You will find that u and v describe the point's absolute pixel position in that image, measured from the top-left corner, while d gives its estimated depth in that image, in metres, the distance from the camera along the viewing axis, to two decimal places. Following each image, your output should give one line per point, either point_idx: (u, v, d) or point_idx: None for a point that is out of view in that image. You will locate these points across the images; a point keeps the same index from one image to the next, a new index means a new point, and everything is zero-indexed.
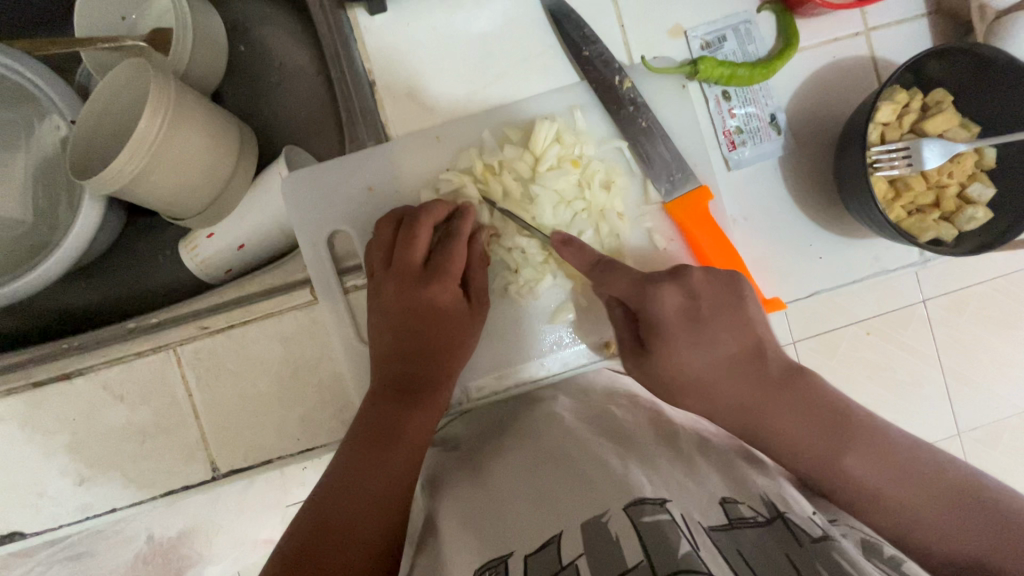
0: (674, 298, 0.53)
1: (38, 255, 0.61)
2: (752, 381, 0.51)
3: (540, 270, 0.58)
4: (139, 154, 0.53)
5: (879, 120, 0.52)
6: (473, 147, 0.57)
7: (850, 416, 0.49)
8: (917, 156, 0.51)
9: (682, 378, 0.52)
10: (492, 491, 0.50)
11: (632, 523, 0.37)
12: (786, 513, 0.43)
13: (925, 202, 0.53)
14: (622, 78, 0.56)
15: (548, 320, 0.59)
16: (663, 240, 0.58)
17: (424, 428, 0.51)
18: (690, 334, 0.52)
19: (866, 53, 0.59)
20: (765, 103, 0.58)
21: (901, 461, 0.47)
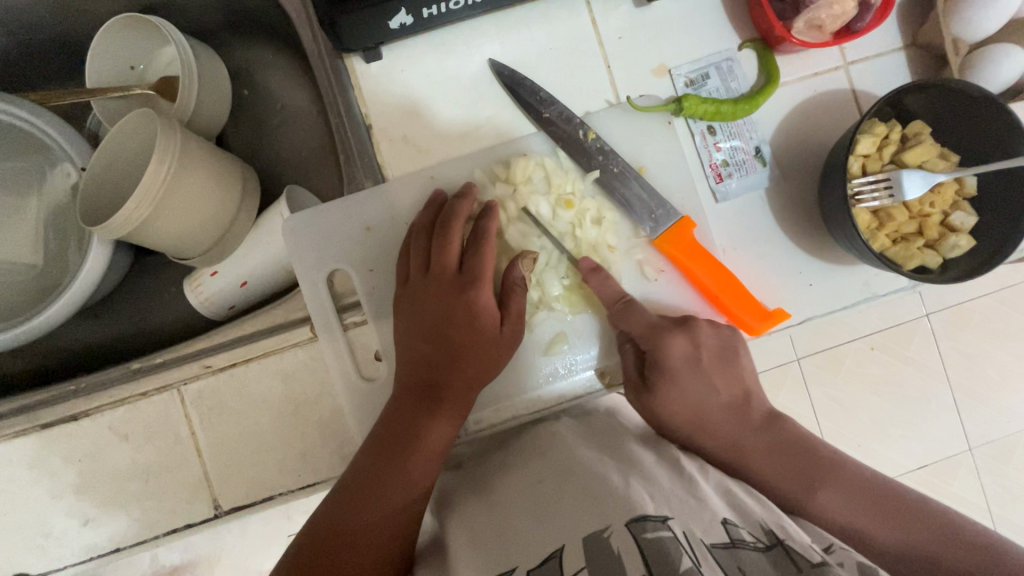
0: (683, 345, 0.55)
1: (47, 297, 0.63)
2: (722, 416, 0.54)
3: (534, 303, 0.59)
4: (144, 202, 0.56)
5: (858, 152, 0.53)
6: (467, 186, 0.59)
7: (794, 443, 0.53)
8: (897, 186, 0.52)
9: (676, 417, 0.53)
10: (495, 515, 0.50)
11: (636, 541, 0.40)
12: (786, 541, 0.43)
13: (909, 230, 0.54)
14: (585, 131, 0.58)
15: (545, 352, 0.59)
16: (653, 272, 0.59)
17: (443, 440, 0.52)
18: (691, 378, 0.54)
19: (846, 86, 0.61)
20: (749, 136, 0.60)
21: (840, 485, 0.50)
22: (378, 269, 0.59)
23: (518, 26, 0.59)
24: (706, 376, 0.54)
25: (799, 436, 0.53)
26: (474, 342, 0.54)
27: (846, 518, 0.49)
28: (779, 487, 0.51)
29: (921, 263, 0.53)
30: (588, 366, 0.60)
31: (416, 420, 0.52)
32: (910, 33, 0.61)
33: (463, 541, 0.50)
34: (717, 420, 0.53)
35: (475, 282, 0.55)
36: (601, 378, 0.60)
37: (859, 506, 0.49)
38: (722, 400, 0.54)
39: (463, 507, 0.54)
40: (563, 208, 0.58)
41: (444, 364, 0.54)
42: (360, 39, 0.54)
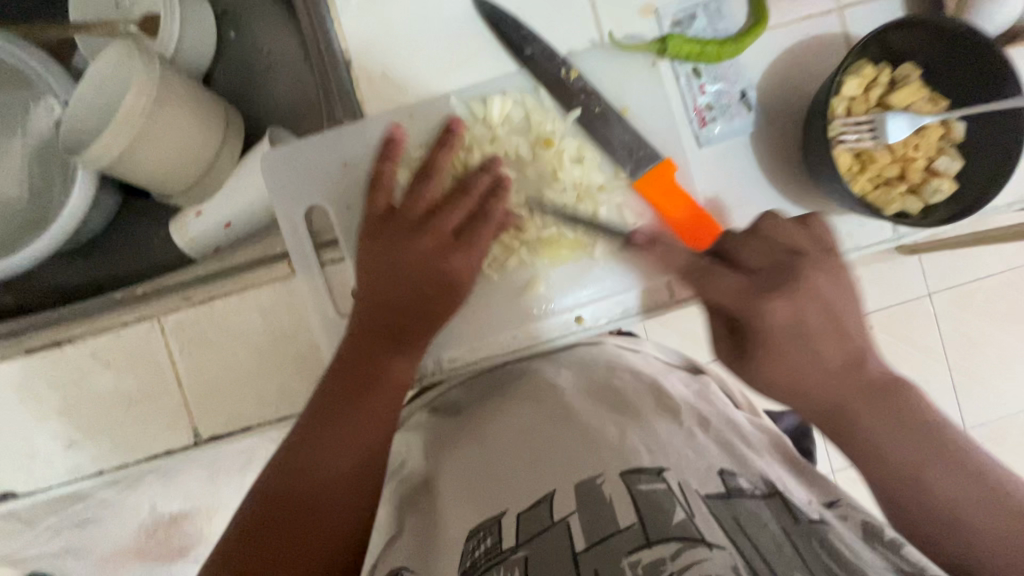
0: (786, 309, 0.50)
1: (33, 231, 0.64)
2: (829, 378, 0.49)
3: (512, 245, 0.59)
4: (125, 129, 0.56)
5: (844, 94, 0.52)
6: (446, 124, 0.58)
7: (905, 413, 0.47)
8: (881, 128, 0.51)
9: (779, 378, 0.50)
10: (493, 462, 0.51)
11: (629, 490, 0.40)
12: (784, 493, 0.44)
13: (892, 174, 0.53)
14: (568, 69, 0.57)
15: (521, 296, 0.59)
16: (632, 216, 0.59)
17: (407, 373, 0.54)
18: (796, 341, 0.50)
19: (839, 30, 0.59)
20: (735, 80, 0.58)
21: (947, 463, 0.46)
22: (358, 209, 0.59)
23: None
24: (815, 344, 0.50)
25: (913, 409, 0.48)
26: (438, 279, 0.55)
27: (955, 501, 0.45)
28: (881, 456, 0.47)
29: (901, 209, 0.52)
30: (564, 311, 0.59)
31: (382, 354, 0.53)
32: None
33: (453, 497, 0.50)
34: (819, 389, 0.49)
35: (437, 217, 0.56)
36: (577, 322, 0.59)
37: (969, 488, 0.45)
38: (833, 366, 0.50)
39: (456, 448, 0.56)
40: (544, 149, 0.58)
41: (409, 302, 0.54)
42: None
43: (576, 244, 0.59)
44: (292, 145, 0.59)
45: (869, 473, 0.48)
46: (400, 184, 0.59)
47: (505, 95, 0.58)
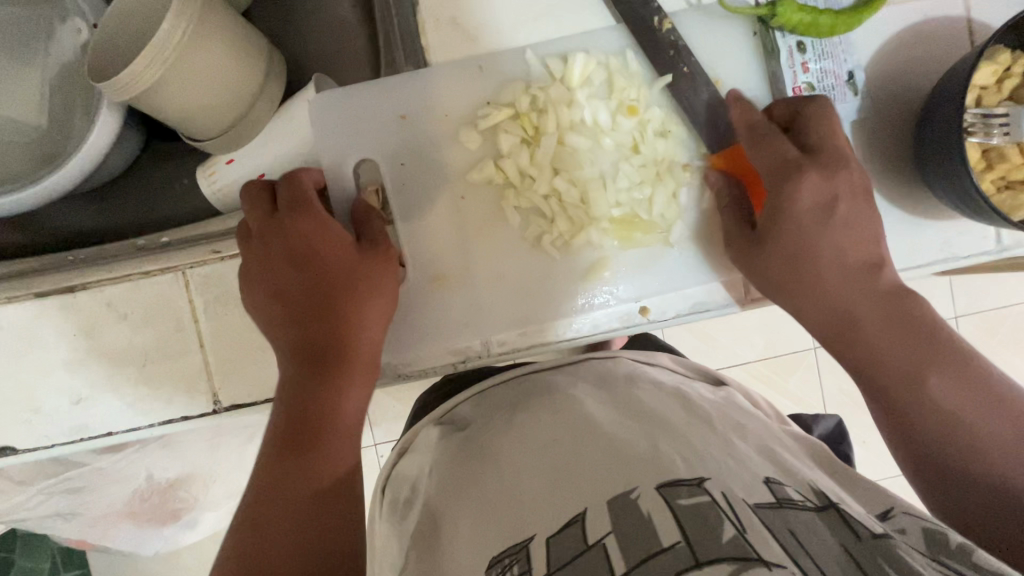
0: (814, 185, 0.48)
1: (50, 164, 0.58)
2: (844, 273, 0.48)
3: (581, 224, 0.53)
4: (161, 53, 0.50)
5: (977, 83, 0.46)
6: (519, 80, 0.52)
7: (918, 321, 0.47)
8: (1016, 123, 0.46)
9: (792, 264, 0.49)
10: (506, 482, 0.42)
11: (669, 505, 0.33)
12: (840, 504, 0.36)
13: (1020, 177, 0.47)
14: (661, 19, 0.51)
15: (584, 281, 0.54)
16: (715, 198, 0.54)
17: (358, 407, 0.48)
18: (819, 224, 0.49)
19: (962, 14, 0.53)
20: (843, 58, 0.52)
21: (956, 371, 0.45)
22: (411, 167, 0.54)
23: None
24: (836, 228, 0.49)
25: (927, 316, 0.47)
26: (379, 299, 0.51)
27: (958, 405, 0.44)
28: (890, 364, 0.46)
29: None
30: (627, 299, 0.54)
31: (320, 392, 0.47)
32: None
33: (464, 523, 0.41)
34: (837, 282, 0.48)
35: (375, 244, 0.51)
36: (641, 313, 0.54)
37: (973, 395, 0.44)
38: (852, 263, 0.49)
39: (462, 465, 0.47)
40: (625, 117, 0.52)
41: (311, 308, 0.49)
42: None
43: (650, 227, 0.53)
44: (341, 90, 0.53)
45: (878, 379, 0.47)
46: (464, 143, 0.53)
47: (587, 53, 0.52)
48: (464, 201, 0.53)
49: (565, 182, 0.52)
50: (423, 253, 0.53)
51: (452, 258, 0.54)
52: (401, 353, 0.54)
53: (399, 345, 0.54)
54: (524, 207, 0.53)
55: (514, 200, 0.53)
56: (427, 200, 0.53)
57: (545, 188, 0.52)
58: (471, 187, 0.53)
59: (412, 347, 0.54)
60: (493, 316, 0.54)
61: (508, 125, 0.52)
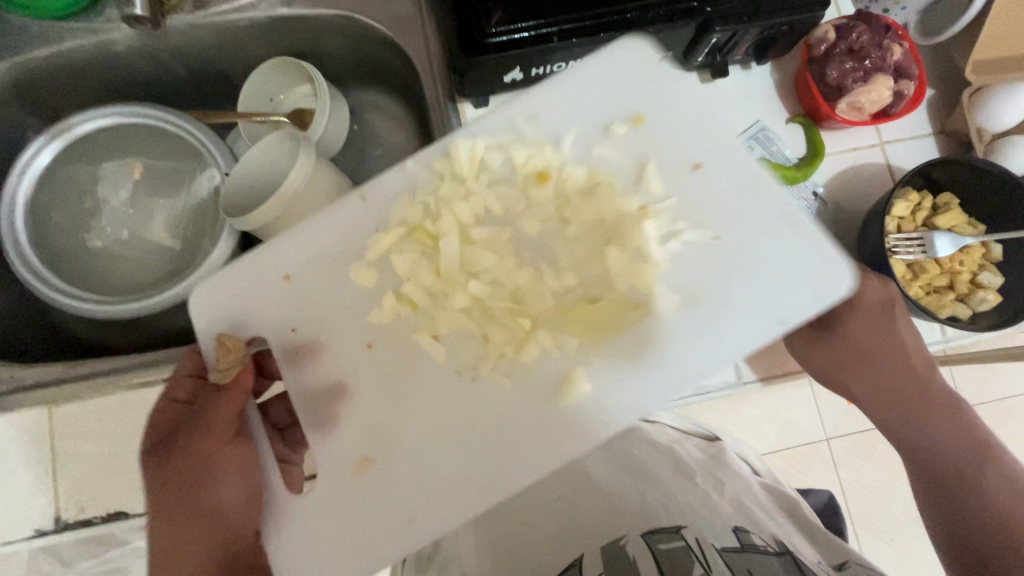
0: (877, 291, 0.58)
1: (180, 276, 0.74)
2: (906, 372, 0.58)
3: (517, 326, 0.55)
4: (282, 195, 0.67)
5: (893, 214, 0.61)
6: (406, 194, 0.59)
7: (965, 424, 0.58)
8: (930, 244, 0.60)
9: (856, 360, 0.59)
10: (521, 536, 0.54)
11: (651, 549, 0.45)
12: (795, 552, 0.47)
13: (940, 284, 0.61)
14: None
15: (549, 403, 0.54)
16: (688, 224, 0.56)
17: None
18: (882, 327, 0.58)
19: (883, 161, 0.70)
20: (805, 187, 0.69)
21: (998, 475, 0.56)
22: (323, 338, 0.57)
23: None
24: (899, 329, 0.58)
25: (974, 424, 0.58)
26: (225, 521, 0.50)
27: (999, 505, 0.55)
28: (943, 456, 0.58)
29: (953, 313, 0.60)
30: None
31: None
32: (938, 121, 0.71)
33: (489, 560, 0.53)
34: (901, 381, 0.58)
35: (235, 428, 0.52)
36: None
37: (1013, 498, 0.55)
38: (915, 364, 0.58)
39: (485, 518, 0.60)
40: (541, 192, 0.58)
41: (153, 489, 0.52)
42: (478, 90, 0.66)
43: (613, 300, 0.54)
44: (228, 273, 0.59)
45: (935, 468, 0.58)
46: (359, 281, 0.58)
47: (478, 159, 0.59)
48: (377, 362, 0.57)
49: (473, 308, 0.56)
50: (338, 438, 0.55)
51: (375, 439, 0.55)
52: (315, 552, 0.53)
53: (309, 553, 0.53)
54: (428, 367, 0.56)
55: (427, 338, 0.56)
56: (337, 377, 0.57)
57: (450, 329, 0.56)
58: (386, 344, 0.57)
59: (325, 529, 0.54)
60: (411, 475, 0.54)
61: (404, 297, 0.57)
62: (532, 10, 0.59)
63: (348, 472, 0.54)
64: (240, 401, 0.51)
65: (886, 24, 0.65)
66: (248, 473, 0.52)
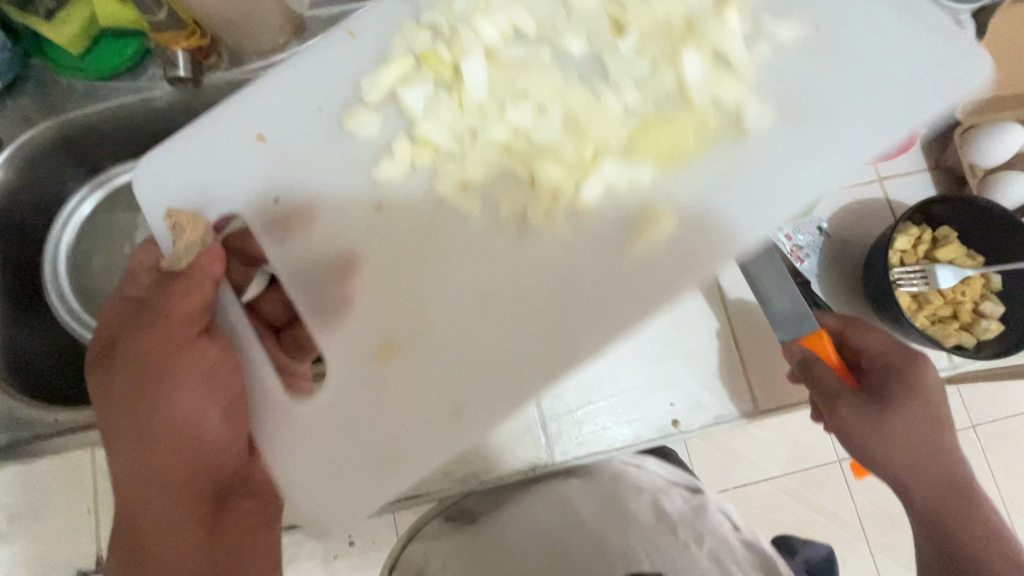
0: (928, 374, 0.58)
1: None
2: (944, 471, 0.57)
3: (562, 136, 0.52)
4: None
5: (897, 247, 0.65)
6: (427, 26, 0.56)
7: (993, 548, 0.56)
8: (932, 276, 0.63)
9: (901, 437, 0.56)
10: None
11: None
12: None
13: (944, 313, 0.65)
14: None
15: (620, 245, 0.52)
16: (792, 35, 0.54)
17: (151, 510, 0.48)
18: (929, 412, 0.57)
19: (882, 196, 0.74)
20: (810, 225, 0.72)
21: None
22: (315, 208, 0.54)
23: None
24: (944, 421, 0.57)
25: (1003, 551, 0.56)
26: (196, 430, 0.49)
27: None
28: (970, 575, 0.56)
29: (958, 341, 0.63)
30: (663, 415, 0.68)
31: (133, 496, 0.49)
32: (933, 157, 0.75)
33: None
34: (937, 478, 0.57)
35: (205, 322, 0.50)
36: (674, 425, 0.68)
37: None
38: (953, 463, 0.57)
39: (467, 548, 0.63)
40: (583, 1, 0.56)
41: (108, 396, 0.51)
42: None
43: (669, 129, 0.52)
44: (194, 153, 0.55)
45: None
46: (352, 129, 0.55)
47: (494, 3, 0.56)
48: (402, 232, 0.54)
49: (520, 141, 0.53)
50: (346, 335, 0.52)
51: (401, 324, 0.53)
52: (320, 483, 0.51)
53: (313, 481, 0.51)
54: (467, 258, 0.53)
55: (455, 184, 0.53)
56: (384, 256, 0.54)
57: (483, 172, 0.53)
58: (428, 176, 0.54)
59: (338, 469, 0.51)
60: (425, 401, 0.51)
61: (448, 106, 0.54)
62: None
63: (373, 363, 0.52)
64: (206, 289, 0.49)
65: None
66: (228, 373, 0.50)
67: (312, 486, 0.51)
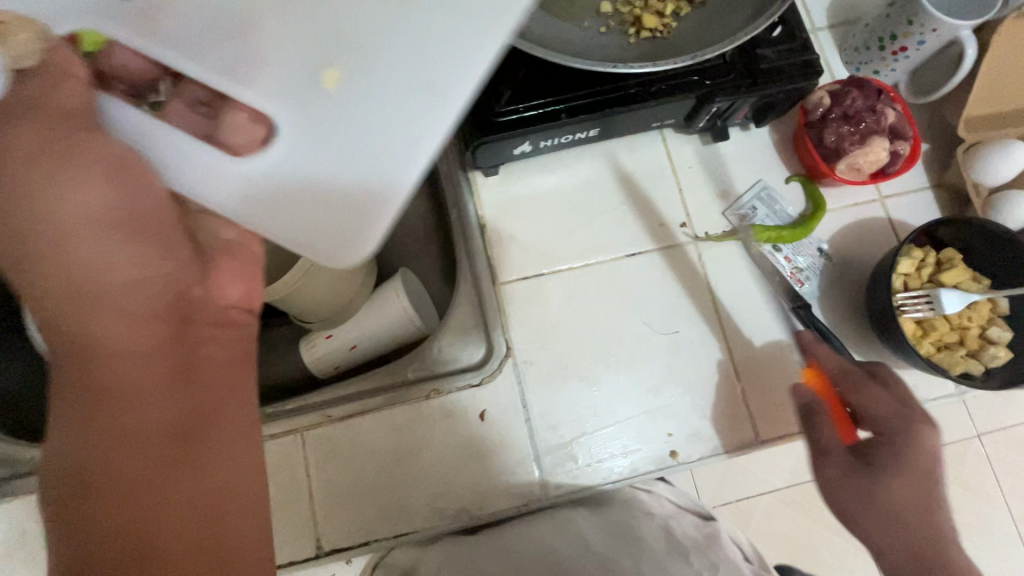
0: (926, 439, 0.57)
1: None
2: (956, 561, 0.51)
3: None
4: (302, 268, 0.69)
5: (899, 270, 0.63)
6: None
7: None
8: (936, 301, 0.61)
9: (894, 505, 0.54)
10: None
11: None
12: None
13: (951, 339, 0.62)
14: (685, 223, 0.72)
15: None
16: None
17: (125, 338, 0.42)
18: (919, 484, 0.55)
19: (883, 215, 0.72)
20: (809, 243, 0.71)
21: None
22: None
23: (607, 154, 0.74)
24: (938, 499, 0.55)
25: None
26: (138, 218, 0.43)
27: None
28: None
29: (965, 369, 0.60)
30: (661, 445, 0.66)
31: (81, 329, 0.42)
32: (936, 175, 0.73)
33: None
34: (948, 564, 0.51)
35: (96, 121, 0.42)
36: (672, 456, 0.66)
37: None
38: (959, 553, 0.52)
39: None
40: None
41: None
42: (488, 163, 0.69)
43: None
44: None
45: None
46: None
47: None
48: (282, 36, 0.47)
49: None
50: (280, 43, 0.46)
51: (330, 43, 0.46)
52: (275, 228, 0.46)
53: (258, 199, 0.46)
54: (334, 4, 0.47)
55: None
56: None
57: None
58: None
59: (298, 212, 0.46)
60: (359, 111, 0.46)
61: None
62: (539, 90, 0.62)
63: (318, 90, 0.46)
64: (76, 82, 0.41)
65: (880, 88, 0.68)
66: (136, 170, 0.42)
67: (265, 101, 0.46)
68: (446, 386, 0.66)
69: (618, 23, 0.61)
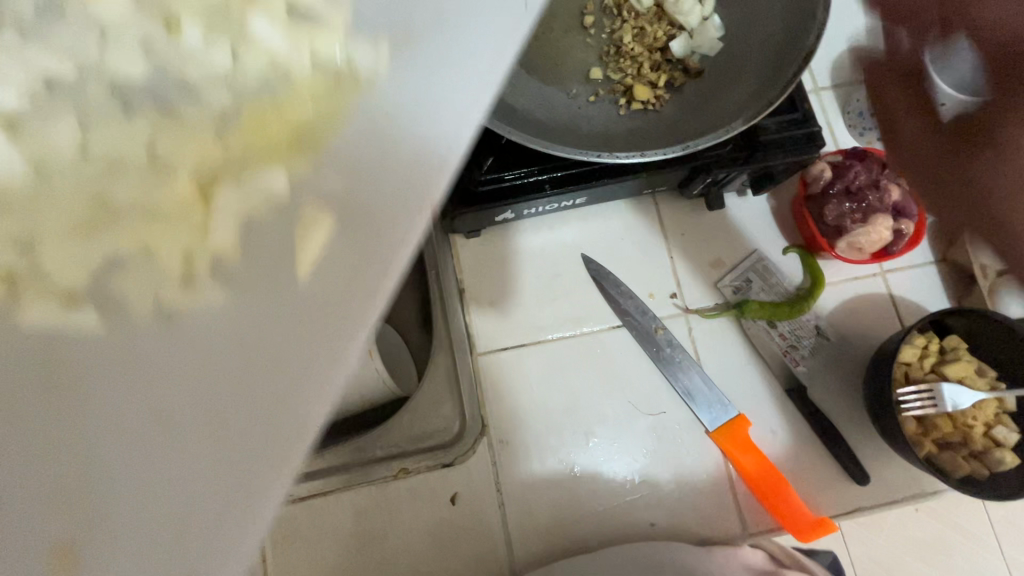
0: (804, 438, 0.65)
1: None
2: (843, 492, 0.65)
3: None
4: None
5: (902, 359, 0.59)
6: None
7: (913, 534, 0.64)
8: (940, 399, 0.57)
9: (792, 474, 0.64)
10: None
11: None
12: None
13: (953, 438, 0.58)
14: (676, 294, 0.68)
15: None
16: None
17: None
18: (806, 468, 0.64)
19: (885, 292, 0.69)
20: (807, 318, 0.67)
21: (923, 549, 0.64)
22: None
23: (596, 217, 0.70)
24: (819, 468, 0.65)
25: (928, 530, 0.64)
26: None
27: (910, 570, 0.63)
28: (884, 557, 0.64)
29: (969, 474, 0.56)
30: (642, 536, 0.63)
31: None
32: (941, 250, 0.70)
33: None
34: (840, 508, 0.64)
35: None
36: None
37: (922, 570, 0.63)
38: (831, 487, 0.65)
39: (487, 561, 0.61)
40: None
41: None
42: (469, 228, 0.65)
43: None
44: None
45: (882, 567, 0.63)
46: None
47: None
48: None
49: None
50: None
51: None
52: (174, 429, 0.19)
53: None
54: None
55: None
56: None
57: None
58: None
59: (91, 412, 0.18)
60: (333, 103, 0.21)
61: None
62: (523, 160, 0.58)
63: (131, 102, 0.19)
64: None
65: (883, 162, 0.64)
66: None
67: None
68: (419, 465, 0.63)
69: (607, 92, 0.58)
